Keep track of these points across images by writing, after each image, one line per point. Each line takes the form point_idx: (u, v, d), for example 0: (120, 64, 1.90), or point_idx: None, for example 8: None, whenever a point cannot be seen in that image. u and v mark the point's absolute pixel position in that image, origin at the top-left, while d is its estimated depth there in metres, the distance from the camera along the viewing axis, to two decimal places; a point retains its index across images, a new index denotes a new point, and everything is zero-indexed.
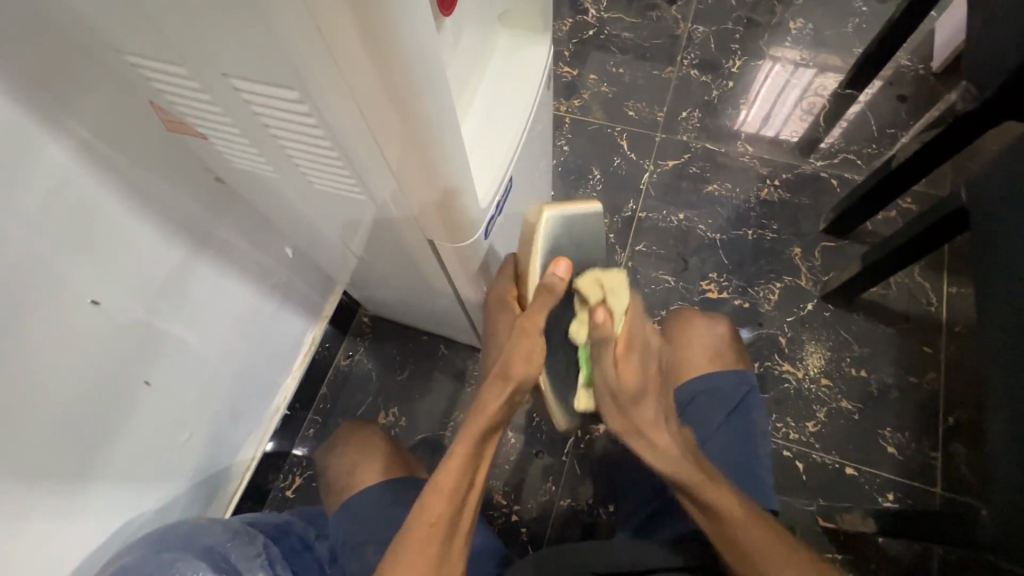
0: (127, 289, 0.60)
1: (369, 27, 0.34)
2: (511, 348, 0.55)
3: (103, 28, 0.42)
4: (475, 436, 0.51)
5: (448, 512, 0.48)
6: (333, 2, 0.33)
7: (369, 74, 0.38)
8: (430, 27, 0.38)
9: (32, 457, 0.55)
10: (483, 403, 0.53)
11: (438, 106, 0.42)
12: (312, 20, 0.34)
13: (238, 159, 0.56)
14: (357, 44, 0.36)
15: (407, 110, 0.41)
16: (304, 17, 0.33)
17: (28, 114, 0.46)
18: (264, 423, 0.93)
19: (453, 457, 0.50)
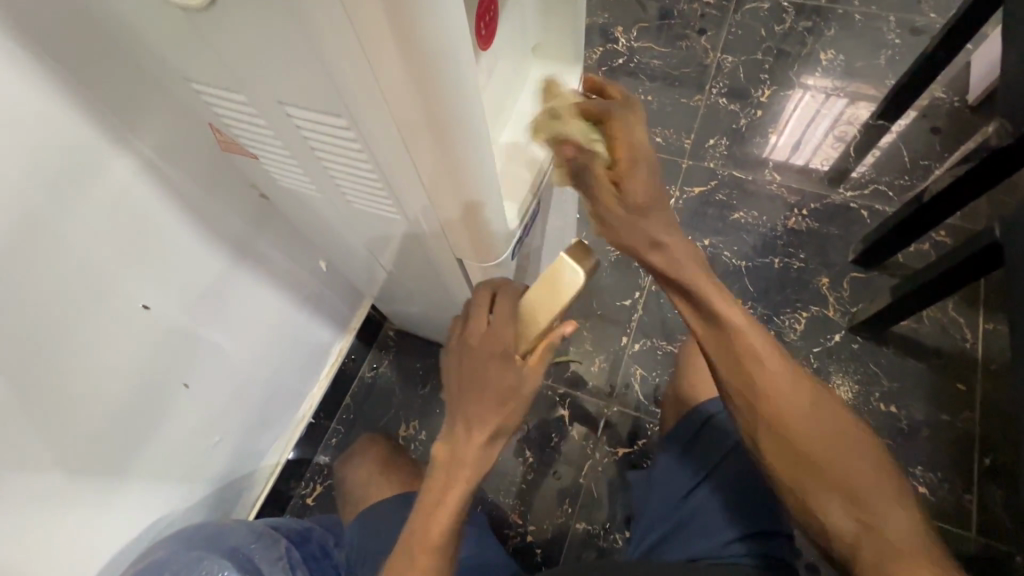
0: (174, 295, 0.64)
1: (413, 60, 0.37)
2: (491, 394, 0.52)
3: (172, 61, 0.46)
4: (462, 489, 0.53)
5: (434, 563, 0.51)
6: (381, 40, 0.35)
7: (411, 104, 0.41)
8: (469, 60, 0.40)
9: (74, 450, 0.58)
10: (464, 456, 0.53)
11: (473, 131, 0.45)
12: (362, 54, 0.37)
13: (284, 178, 0.59)
14: (400, 78, 0.38)
15: (443, 135, 0.43)
16: (354, 51, 0.37)
17: (99, 134, 0.51)
18: (289, 431, 0.95)
19: (442, 511, 0.52)
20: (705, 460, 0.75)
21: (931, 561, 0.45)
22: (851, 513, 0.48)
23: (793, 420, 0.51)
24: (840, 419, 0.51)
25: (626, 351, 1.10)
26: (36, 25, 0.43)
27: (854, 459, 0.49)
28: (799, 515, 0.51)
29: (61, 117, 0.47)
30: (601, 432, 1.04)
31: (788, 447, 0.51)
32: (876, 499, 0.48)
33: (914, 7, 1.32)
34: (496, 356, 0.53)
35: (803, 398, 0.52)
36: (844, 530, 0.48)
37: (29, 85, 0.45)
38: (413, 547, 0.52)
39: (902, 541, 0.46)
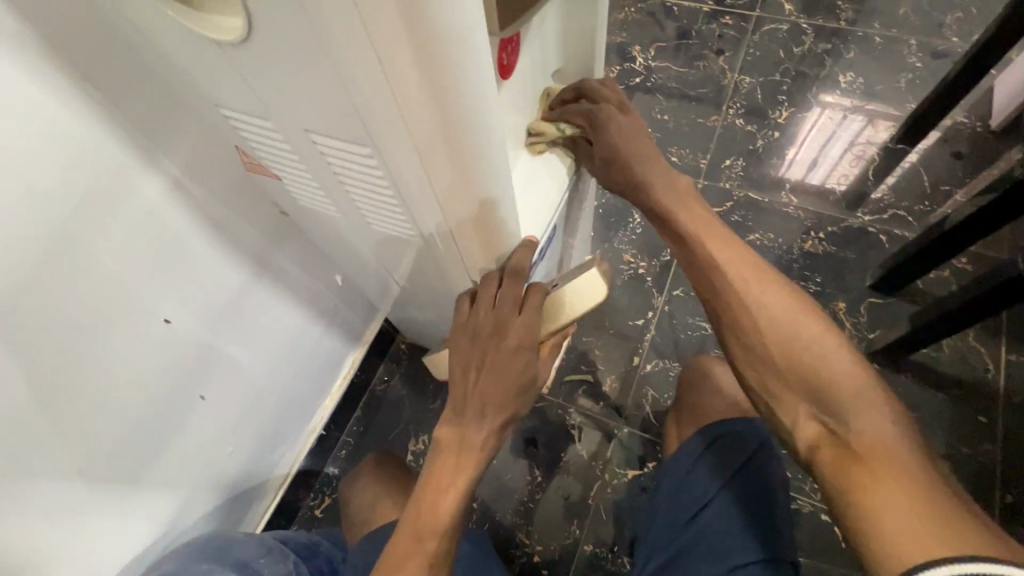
0: (194, 311, 0.65)
1: (434, 83, 0.37)
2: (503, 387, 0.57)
3: (203, 88, 0.47)
4: (467, 473, 0.58)
5: (437, 541, 0.55)
6: (403, 65, 0.35)
7: (431, 126, 0.40)
8: (488, 80, 0.40)
9: (91, 462, 0.60)
10: (472, 442, 0.58)
11: (488, 146, 0.44)
12: (384, 82, 0.36)
13: (305, 198, 0.60)
14: (420, 100, 0.38)
15: (459, 151, 0.43)
16: (377, 78, 0.36)
17: (131, 156, 0.52)
18: (300, 442, 0.96)
19: (449, 492, 0.57)
20: (707, 485, 0.75)
21: (901, 458, 0.44)
22: (818, 415, 0.49)
23: (761, 330, 0.52)
24: (814, 328, 0.51)
25: (638, 371, 1.09)
26: (77, 53, 0.45)
27: (823, 363, 0.49)
28: (775, 426, 0.53)
29: (96, 141, 0.49)
30: (612, 453, 1.04)
31: (758, 359, 0.53)
32: (846, 398, 0.47)
33: (936, 30, 1.31)
34: (506, 368, 0.57)
35: (776, 307, 0.53)
36: (810, 434, 0.49)
37: (67, 110, 0.46)
38: (422, 528, 0.56)
39: (870, 438, 0.45)
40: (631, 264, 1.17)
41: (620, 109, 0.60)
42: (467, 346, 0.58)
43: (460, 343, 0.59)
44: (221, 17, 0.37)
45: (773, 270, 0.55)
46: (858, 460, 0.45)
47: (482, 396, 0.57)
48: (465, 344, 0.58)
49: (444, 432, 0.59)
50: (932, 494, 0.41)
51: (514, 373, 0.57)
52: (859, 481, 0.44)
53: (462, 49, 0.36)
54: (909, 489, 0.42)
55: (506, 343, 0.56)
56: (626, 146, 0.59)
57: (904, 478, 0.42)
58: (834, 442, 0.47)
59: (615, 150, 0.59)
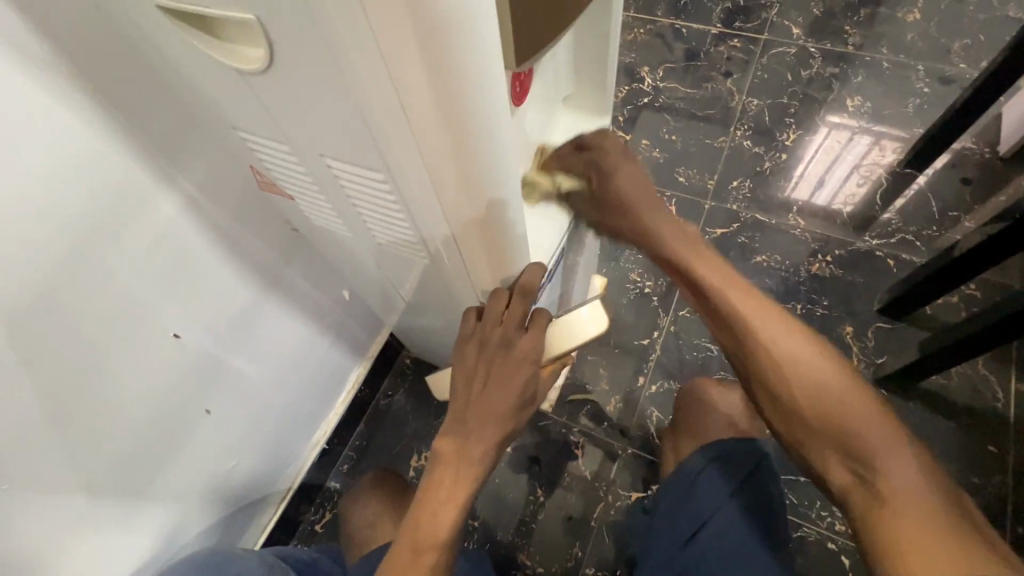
0: (203, 325, 0.65)
1: (449, 110, 0.37)
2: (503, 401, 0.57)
3: (222, 111, 0.48)
4: (463, 486, 0.58)
5: (435, 554, 0.56)
6: (419, 93, 0.35)
7: (444, 150, 0.40)
8: (503, 105, 0.40)
9: (96, 475, 0.60)
10: (469, 456, 0.58)
11: (498, 169, 0.44)
12: (398, 108, 0.37)
13: (317, 216, 0.61)
14: (434, 127, 0.38)
15: (470, 172, 0.43)
16: (392, 104, 0.36)
17: (149, 174, 0.53)
18: (304, 456, 0.96)
19: (446, 504, 0.57)
20: (710, 503, 0.74)
21: (929, 507, 0.47)
22: (848, 464, 0.51)
23: (791, 383, 0.54)
24: (836, 377, 0.53)
25: (643, 391, 1.08)
26: (101, 76, 0.46)
27: (851, 413, 0.51)
28: (806, 470, 0.56)
29: (116, 159, 0.50)
30: (615, 473, 1.03)
31: (787, 410, 0.55)
32: (872, 450, 0.50)
33: (944, 56, 1.32)
34: (509, 381, 0.57)
35: (804, 360, 0.54)
36: (842, 480, 0.52)
37: (90, 131, 0.47)
38: (421, 540, 0.56)
39: (901, 490, 0.48)
40: (637, 283, 1.17)
41: (622, 157, 0.60)
42: (472, 360, 0.58)
43: (465, 352, 0.59)
44: (242, 45, 0.38)
45: (791, 316, 0.57)
46: (893, 512, 0.47)
47: (479, 408, 0.57)
48: (469, 356, 0.58)
49: (443, 445, 0.59)
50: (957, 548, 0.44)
51: (516, 387, 0.57)
52: (898, 535, 0.46)
53: (477, 75, 0.36)
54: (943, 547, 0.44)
55: (512, 357, 0.57)
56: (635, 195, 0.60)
57: (937, 535, 0.45)
58: (858, 488, 0.50)
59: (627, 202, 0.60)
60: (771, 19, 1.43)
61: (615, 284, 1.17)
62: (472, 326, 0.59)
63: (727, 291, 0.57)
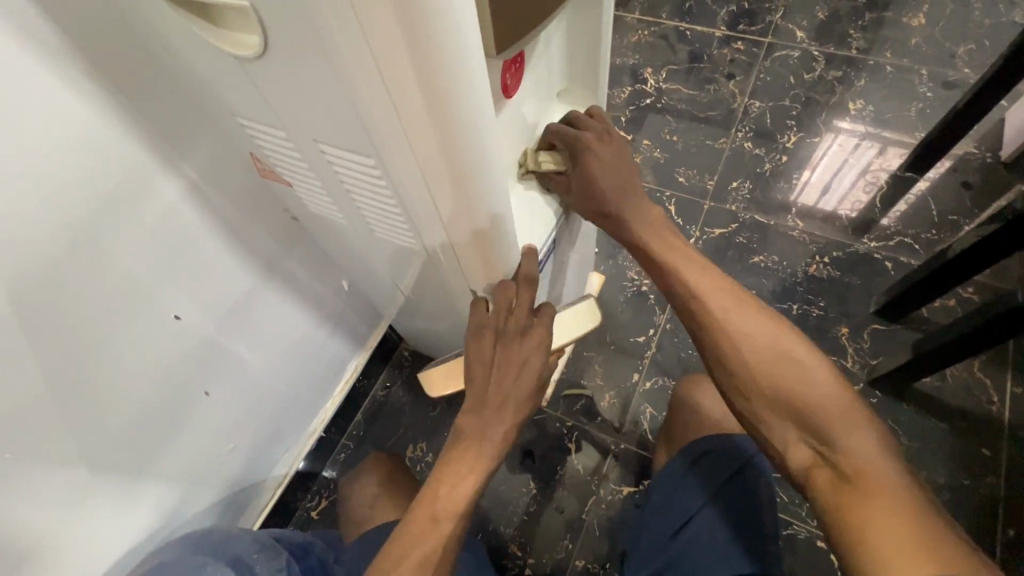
0: (203, 308, 0.67)
1: (434, 101, 0.38)
2: (520, 381, 0.59)
3: (223, 99, 0.50)
4: (480, 462, 0.59)
5: (451, 524, 0.56)
6: (406, 82, 0.37)
7: (431, 139, 0.41)
8: (488, 97, 0.41)
9: (96, 450, 0.62)
10: (489, 433, 0.59)
11: (486, 160, 0.45)
12: (386, 96, 0.38)
13: (314, 203, 0.63)
14: (421, 116, 0.39)
15: (459, 164, 0.44)
16: (379, 89, 0.38)
17: (155, 159, 0.56)
18: (301, 444, 0.97)
19: (465, 477, 0.58)
20: (694, 498, 0.76)
21: (895, 488, 0.46)
22: (808, 441, 0.52)
23: (752, 365, 0.54)
24: (795, 351, 0.54)
25: (638, 388, 1.09)
26: (108, 64, 0.48)
27: (806, 391, 0.52)
28: (767, 449, 0.56)
29: (123, 144, 0.52)
30: (608, 468, 1.04)
31: (746, 390, 0.55)
32: (832, 426, 0.50)
33: (948, 61, 1.32)
34: (521, 367, 0.59)
35: (763, 341, 0.54)
36: (802, 458, 0.52)
37: (99, 117, 0.50)
38: (438, 510, 0.57)
39: (859, 465, 0.48)
40: (634, 281, 1.18)
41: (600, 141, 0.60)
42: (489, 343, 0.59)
43: (479, 339, 0.59)
44: (240, 33, 0.39)
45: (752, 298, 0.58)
46: (852, 490, 0.47)
47: (500, 387, 0.59)
48: (484, 343, 0.59)
49: (465, 421, 0.60)
50: (915, 520, 0.44)
51: (534, 370, 0.60)
52: (854, 513, 0.46)
53: (463, 65, 0.37)
54: (900, 520, 0.44)
55: (524, 344, 0.59)
56: (608, 179, 0.59)
57: (894, 508, 0.45)
58: (825, 469, 0.50)
59: (594, 181, 0.59)
60: (775, 22, 1.44)
61: (613, 282, 1.19)
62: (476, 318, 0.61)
63: (705, 268, 0.59)
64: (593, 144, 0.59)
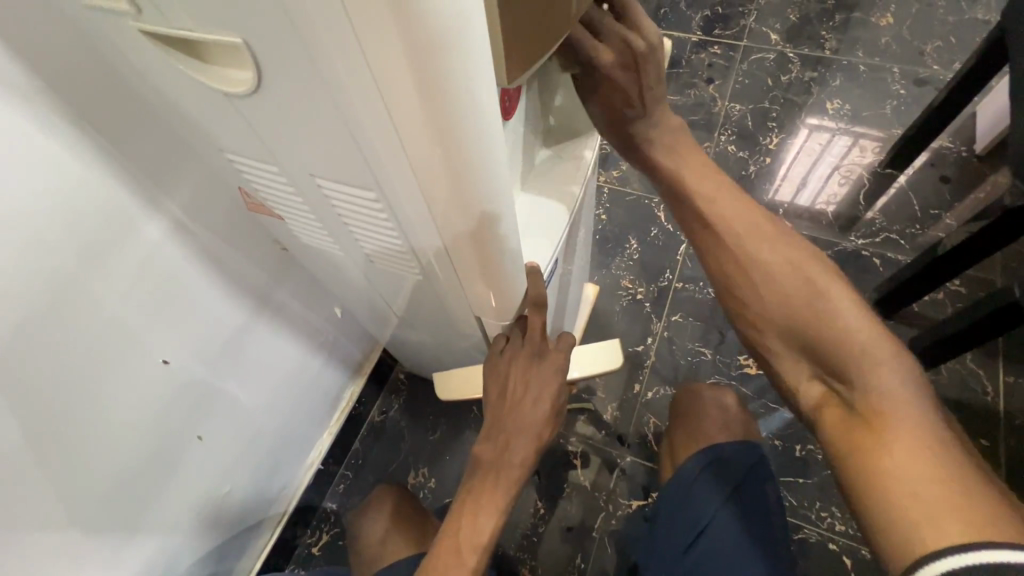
0: (193, 349, 0.64)
1: (442, 130, 0.36)
2: (536, 406, 0.59)
3: (211, 136, 0.47)
4: (498, 491, 0.59)
5: (476, 553, 0.57)
6: (414, 115, 0.35)
7: (438, 171, 0.40)
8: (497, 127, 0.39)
9: (85, 509, 0.58)
10: (508, 458, 0.59)
11: (497, 191, 0.44)
12: (393, 127, 0.36)
13: (306, 235, 0.61)
14: (428, 148, 0.38)
15: (468, 198, 0.43)
16: (380, 115, 0.35)
17: (137, 200, 0.53)
18: (298, 478, 0.94)
19: (486, 509, 0.58)
20: (705, 508, 0.75)
21: (921, 430, 0.44)
22: (824, 379, 0.51)
23: (774, 307, 0.53)
24: (827, 283, 0.52)
25: (639, 398, 1.08)
26: (83, 105, 0.45)
27: (831, 325, 0.49)
28: (780, 389, 0.56)
29: (103, 187, 0.49)
30: (615, 482, 1.02)
31: (768, 332, 0.54)
32: (858, 362, 0.48)
33: (917, 58, 1.36)
34: (538, 395, 0.59)
35: (802, 288, 0.52)
36: (816, 396, 0.52)
37: (77, 161, 0.47)
38: (463, 542, 0.57)
39: (878, 399, 0.46)
40: (629, 290, 1.17)
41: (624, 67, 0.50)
42: (505, 365, 0.59)
43: (498, 368, 0.60)
44: (228, 68, 0.37)
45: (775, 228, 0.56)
46: (867, 422, 0.46)
47: (519, 416, 0.59)
48: (499, 363, 0.60)
49: (483, 451, 0.59)
50: (939, 455, 0.42)
51: (550, 397, 0.60)
52: (876, 457, 0.44)
53: (476, 101, 0.35)
54: (949, 492, 0.40)
55: (542, 368, 0.60)
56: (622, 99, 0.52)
57: (939, 474, 0.41)
58: (839, 404, 0.49)
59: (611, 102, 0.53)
60: (749, 25, 1.46)
61: (607, 292, 1.18)
62: (495, 351, 0.61)
63: (728, 214, 0.56)
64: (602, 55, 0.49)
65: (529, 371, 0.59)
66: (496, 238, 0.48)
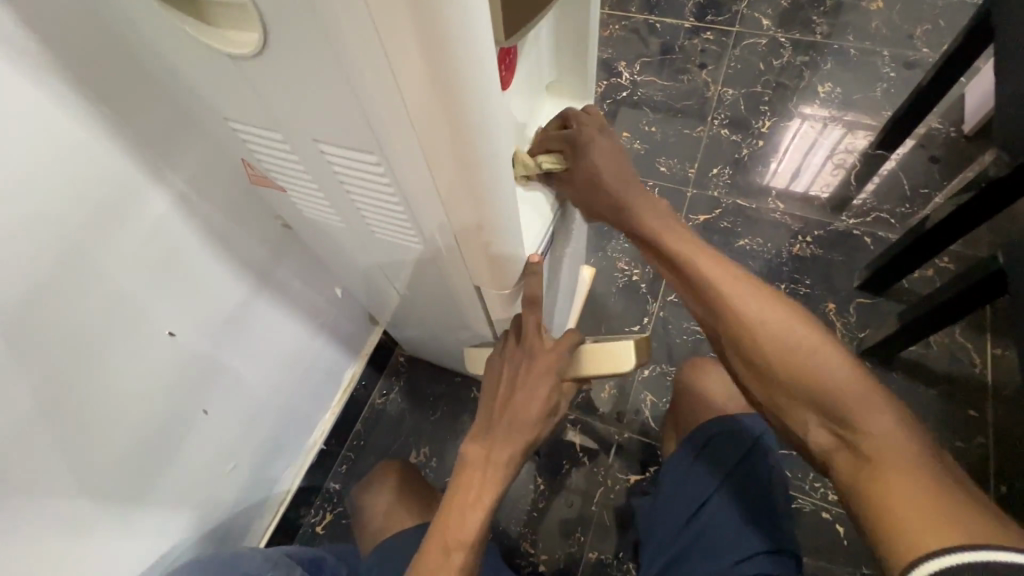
0: (197, 323, 0.65)
1: (442, 92, 0.37)
2: (527, 407, 0.59)
3: (214, 103, 0.48)
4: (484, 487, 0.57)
5: (461, 552, 0.55)
6: (415, 75, 0.36)
7: (439, 136, 0.41)
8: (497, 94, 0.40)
9: (93, 478, 0.59)
10: (495, 456, 0.58)
11: (498, 158, 0.44)
12: (395, 88, 0.37)
13: (308, 209, 0.62)
14: (429, 111, 0.39)
15: (468, 165, 0.43)
16: (383, 74, 0.36)
17: (142, 171, 0.54)
18: (301, 457, 0.95)
19: (473, 507, 0.57)
20: (705, 483, 0.76)
21: (920, 467, 0.43)
22: (826, 425, 0.49)
23: (763, 349, 0.52)
24: (801, 327, 0.52)
25: (636, 377, 1.10)
26: (88, 74, 0.46)
27: (820, 370, 0.49)
28: (786, 435, 0.53)
29: (107, 157, 0.50)
30: (614, 459, 1.04)
31: (770, 382, 0.52)
32: (851, 406, 0.47)
33: (907, 41, 1.37)
34: (530, 394, 0.59)
35: (800, 342, 0.51)
36: (822, 441, 0.49)
37: (83, 130, 0.48)
38: (449, 538, 0.55)
39: (879, 442, 0.45)
40: (624, 271, 1.19)
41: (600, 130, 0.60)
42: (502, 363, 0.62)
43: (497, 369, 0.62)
44: (234, 29, 0.38)
45: (751, 277, 0.56)
46: (873, 468, 0.44)
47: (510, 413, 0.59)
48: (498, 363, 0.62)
49: (473, 447, 0.59)
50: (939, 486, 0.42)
51: (543, 398, 0.60)
52: (882, 500, 0.43)
53: (477, 64, 0.36)
54: (922, 503, 0.41)
55: (537, 369, 0.60)
56: (610, 168, 0.59)
57: (919, 483, 0.42)
58: (846, 450, 0.47)
59: (598, 174, 0.58)
60: (741, 11, 1.47)
61: (603, 274, 1.19)
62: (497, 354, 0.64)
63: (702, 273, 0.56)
64: (596, 134, 0.59)
65: (522, 371, 0.60)
66: (498, 209, 0.49)
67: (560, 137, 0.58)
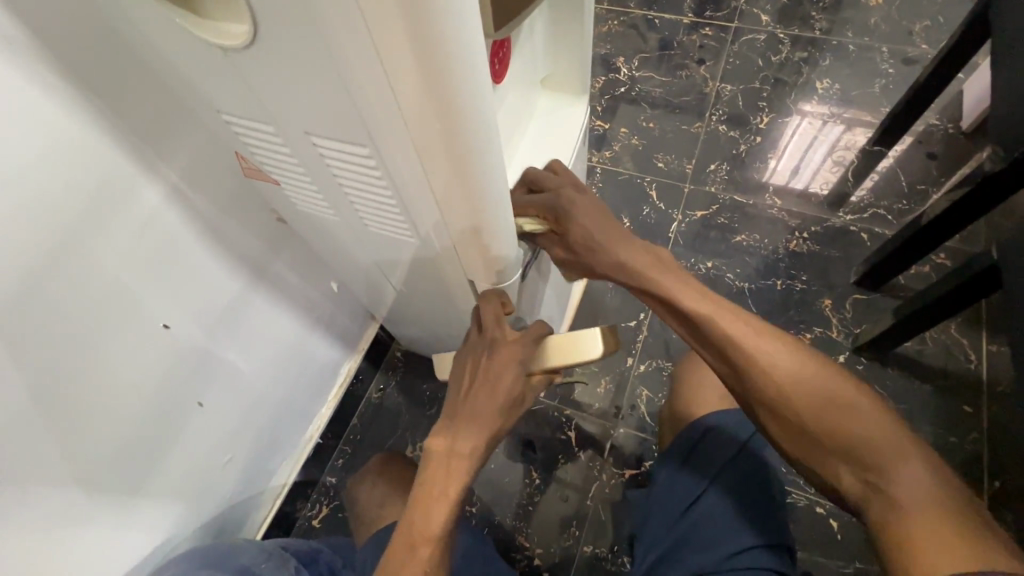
0: (192, 316, 0.65)
1: (436, 89, 0.37)
2: (488, 398, 0.58)
3: (206, 95, 0.48)
4: (450, 481, 0.56)
5: (428, 549, 0.53)
6: (409, 71, 0.36)
7: (434, 134, 0.41)
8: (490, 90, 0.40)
9: (88, 469, 0.59)
10: (458, 449, 0.57)
11: (492, 154, 0.44)
12: (387, 83, 0.37)
13: (302, 202, 0.62)
14: (423, 107, 0.38)
15: (462, 161, 0.43)
16: (375, 69, 0.36)
17: (135, 163, 0.54)
18: (297, 450, 0.96)
19: (437, 503, 0.55)
20: (695, 480, 0.77)
21: (948, 514, 0.46)
22: (854, 472, 0.51)
23: (793, 399, 0.53)
24: (835, 380, 0.53)
25: (632, 372, 1.10)
26: (80, 65, 0.46)
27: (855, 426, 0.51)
28: (809, 477, 0.55)
29: (100, 147, 0.50)
30: (609, 454, 1.04)
31: (797, 433, 0.53)
32: (886, 461, 0.49)
33: (906, 38, 1.37)
34: (492, 383, 0.58)
35: (831, 394, 0.52)
36: (853, 489, 0.51)
37: (75, 121, 0.48)
38: (415, 534, 0.54)
39: (913, 496, 0.47)
40: None
41: (576, 189, 0.61)
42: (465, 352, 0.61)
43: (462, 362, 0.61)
44: (226, 21, 0.38)
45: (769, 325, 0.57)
46: (908, 520, 0.47)
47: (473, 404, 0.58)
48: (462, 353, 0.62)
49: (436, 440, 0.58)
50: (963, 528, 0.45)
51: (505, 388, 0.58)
52: (918, 549, 0.45)
53: (470, 59, 0.36)
54: (953, 547, 0.44)
55: (500, 361, 0.59)
56: (599, 230, 0.60)
57: (944, 523, 0.45)
58: (876, 497, 0.49)
59: (587, 233, 0.60)
60: (740, 7, 1.47)
61: None
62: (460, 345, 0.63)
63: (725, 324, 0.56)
64: (574, 195, 0.60)
65: (481, 360, 0.59)
66: (491, 205, 0.49)
67: (532, 204, 0.60)
